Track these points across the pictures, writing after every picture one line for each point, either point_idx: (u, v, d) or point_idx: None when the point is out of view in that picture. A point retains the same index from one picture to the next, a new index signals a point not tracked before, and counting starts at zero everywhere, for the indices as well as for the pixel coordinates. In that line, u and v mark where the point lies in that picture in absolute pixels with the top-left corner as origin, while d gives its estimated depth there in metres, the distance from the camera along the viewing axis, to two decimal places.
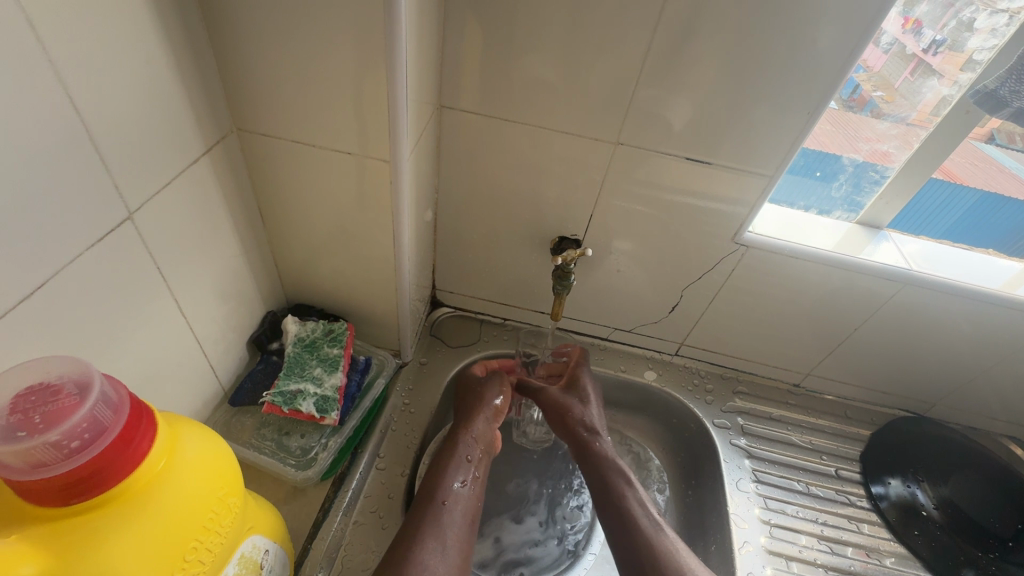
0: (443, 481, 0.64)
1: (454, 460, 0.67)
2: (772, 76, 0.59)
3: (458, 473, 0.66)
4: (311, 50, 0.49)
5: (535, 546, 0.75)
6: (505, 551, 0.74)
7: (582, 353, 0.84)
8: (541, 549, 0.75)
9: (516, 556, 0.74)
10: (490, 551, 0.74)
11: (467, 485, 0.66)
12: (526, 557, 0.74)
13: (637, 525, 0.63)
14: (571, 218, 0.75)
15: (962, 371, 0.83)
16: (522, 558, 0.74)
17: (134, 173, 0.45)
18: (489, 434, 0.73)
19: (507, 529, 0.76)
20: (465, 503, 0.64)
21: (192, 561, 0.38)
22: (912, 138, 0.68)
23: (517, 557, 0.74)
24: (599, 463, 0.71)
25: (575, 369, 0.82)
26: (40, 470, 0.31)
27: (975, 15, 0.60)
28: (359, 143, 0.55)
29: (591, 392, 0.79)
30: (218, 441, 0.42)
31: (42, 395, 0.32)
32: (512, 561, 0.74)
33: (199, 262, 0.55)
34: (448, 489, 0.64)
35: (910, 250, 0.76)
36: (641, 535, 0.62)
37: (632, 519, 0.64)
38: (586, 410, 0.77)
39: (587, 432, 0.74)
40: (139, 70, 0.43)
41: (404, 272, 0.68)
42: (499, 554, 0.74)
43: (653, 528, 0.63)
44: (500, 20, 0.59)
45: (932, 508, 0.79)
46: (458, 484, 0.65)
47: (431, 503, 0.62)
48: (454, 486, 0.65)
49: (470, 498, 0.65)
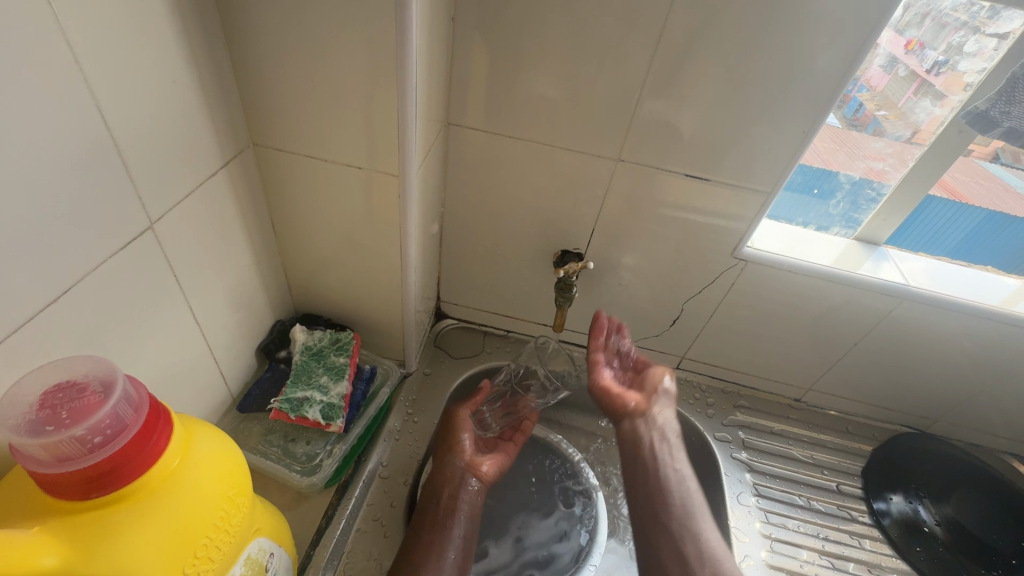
0: (443, 531, 0.66)
1: (429, 505, 0.68)
2: (768, 98, 0.61)
3: (451, 521, 0.68)
4: (326, 71, 0.51)
5: (558, 542, 0.77)
6: (522, 552, 0.76)
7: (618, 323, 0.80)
8: (564, 544, 0.77)
9: (531, 557, 0.76)
10: (506, 553, 0.76)
11: (455, 525, 0.68)
12: (546, 556, 0.75)
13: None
14: (573, 232, 0.77)
15: (963, 387, 0.83)
16: (542, 557, 0.75)
17: (156, 184, 0.47)
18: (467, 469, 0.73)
19: (531, 527, 0.78)
20: (459, 544, 0.66)
21: (202, 558, 0.39)
22: (906, 158, 0.70)
23: (532, 559, 0.75)
24: (655, 475, 0.70)
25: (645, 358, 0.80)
26: (64, 464, 0.32)
27: (974, 34, 0.60)
28: (368, 158, 0.57)
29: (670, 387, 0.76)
30: (227, 440, 0.43)
31: (69, 392, 0.34)
32: (531, 560, 0.75)
33: (213, 269, 0.57)
34: (445, 539, 0.66)
35: (909, 268, 0.77)
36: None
37: (698, 548, 0.63)
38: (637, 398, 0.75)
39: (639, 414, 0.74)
40: (165, 87, 0.45)
41: (410, 283, 0.69)
42: (519, 554, 0.76)
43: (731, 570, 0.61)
44: (507, 42, 0.61)
45: (935, 525, 0.79)
46: (442, 527, 0.66)
47: (427, 550, 0.63)
48: (453, 534, 0.67)
49: (465, 543, 0.68)
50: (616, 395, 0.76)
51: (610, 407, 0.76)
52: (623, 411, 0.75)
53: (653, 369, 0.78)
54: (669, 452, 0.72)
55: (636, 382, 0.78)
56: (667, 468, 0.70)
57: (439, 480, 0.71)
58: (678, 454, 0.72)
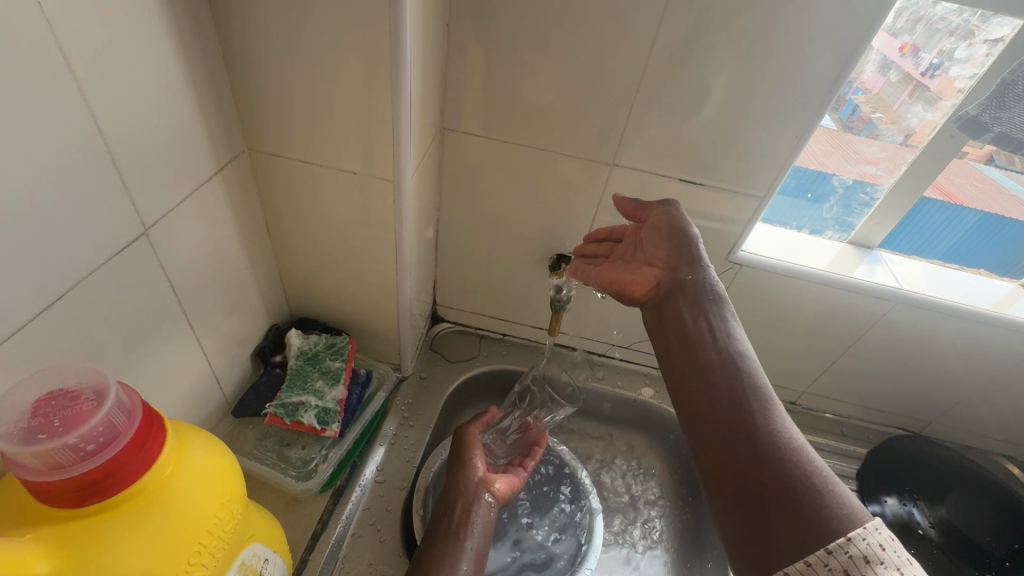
0: (455, 545, 0.61)
1: (441, 522, 0.64)
2: (761, 102, 0.61)
3: (464, 533, 0.63)
4: (321, 75, 0.51)
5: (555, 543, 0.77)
6: (520, 554, 0.76)
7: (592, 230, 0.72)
8: (561, 544, 0.77)
9: (529, 559, 0.75)
10: (505, 556, 0.75)
11: (467, 540, 0.63)
12: (543, 559, 0.75)
13: (778, 468, 0.43)
14: (569, 237, 0.77)
15: (957, 390, 0.84)
16: (540, 560, 0.75)
17: (150, 190, 0.47)
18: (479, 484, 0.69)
19: (527, 530, 0.78)
20: (473, 558, 0.61)
21: (196, 564, 0.39)
22: (899, 162, 0.70)
23: (529, 561, 0.75)
24: (694, 358, 0.54)
25: (653, 210, 0.64)
26: (56, 472, 0.32)
27: (966, 39, 0.60)
28: (364, 162, 0.57)
29: (687, 234, 0.60)
30: (222, 447, 0.43)
31: (62, 400, 0.34)
32: (529, 562, 0.75)
33: (208, 274, 0.57)
34: (458, 551, 0.61)
35: (903, 272, 0.77)
36: (765, 474, 0.44)
37: (754, 442, 0.46)
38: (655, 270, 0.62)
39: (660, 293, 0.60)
40: (159, 91, 0.45)
41: (406, 288, 0.69)
42: (516, 557, 0.75)
43: (804, 462, 0.44)
44: (501, 47, 0.62)
45: (929, 527, 0.79)
46: (454, 542, 0.62)
47: (441, 562, 0.59)
48: (466, 547, 0.62)
49: (479, 558, 0.62)
50: (630, 282, 0.63)
51: (635, 296, 0.63)
52: (648, 296, 0.62)
53: (657, 220, 0.63)
54: (716, 325, 0.55)
55: (648, 250, 0.63)
56: (708, 350, 0.53)
57: (453, 494, 0.68)
58: (727, 323, 0.55)
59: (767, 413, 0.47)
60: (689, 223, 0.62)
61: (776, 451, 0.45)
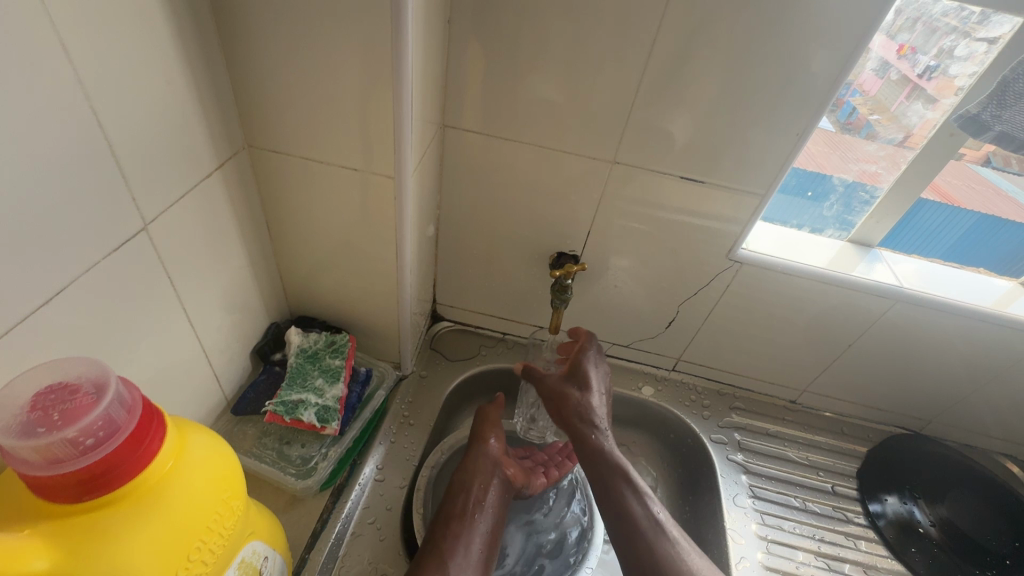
0: (469, 525, 0.65)
1: (459, 498, 0.67)
2: (761, 101, 0.61)
3: (478, 514, 0.66)
4: (322, 72, 0.51)
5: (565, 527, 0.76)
6: (534, 535, 0.76)
7: (582, 331, 0.78)
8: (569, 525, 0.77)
9: (542, 542, 0.76)
10: (519, 542, 0.76)
11: (481, 521, 0.66)
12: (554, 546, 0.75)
13: None
14: (569, 235, 0.77)
15: (957, 388, 0.84)
16: (549, 547, 0.75)
17: (151, 186, 0.47)
18: (490, 462, 0.71)
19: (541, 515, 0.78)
20: (482, 539, 0.65)
21: (196, 560, 0.38)
22: (898, 160, 0.70)
23: (543, 545, 0.75)
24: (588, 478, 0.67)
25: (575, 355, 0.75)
26: (56, 466, 0.32)
27: (965, 39, 0.61)
28: (364, 159, 0.57)
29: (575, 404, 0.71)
30: (222, 443, 0.43)
31: (61, 394, 0.34)
32: (540, 550, 0.75)
33: (207, 271, 0.57)
34: (471, 532, 0.64)
35: (903, 270, 0.77)
36: None
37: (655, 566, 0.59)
38: (583, 399, 0.71)
39: (583, 424, 0.70)
40: (160, 88, 0.45)
41: (407, 286, 0.69)
42: (529, 544, 0.76)
43: None
44: (502, 45, 0.62)
45: (930, 525, 0.79)
46: (472, 521, 0.65)
47: (456, 542, 0.62)
48: (477, 528, 0.65)
49: (490, 536, 0.66)
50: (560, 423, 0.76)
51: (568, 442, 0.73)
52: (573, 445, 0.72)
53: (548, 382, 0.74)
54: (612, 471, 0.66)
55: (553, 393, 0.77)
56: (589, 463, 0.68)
57: (472, 470, 0.70)
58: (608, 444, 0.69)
59: (661, 543, 0.61)
60: (586, 394, 0.72)
61: (658, 553, 0.60)
